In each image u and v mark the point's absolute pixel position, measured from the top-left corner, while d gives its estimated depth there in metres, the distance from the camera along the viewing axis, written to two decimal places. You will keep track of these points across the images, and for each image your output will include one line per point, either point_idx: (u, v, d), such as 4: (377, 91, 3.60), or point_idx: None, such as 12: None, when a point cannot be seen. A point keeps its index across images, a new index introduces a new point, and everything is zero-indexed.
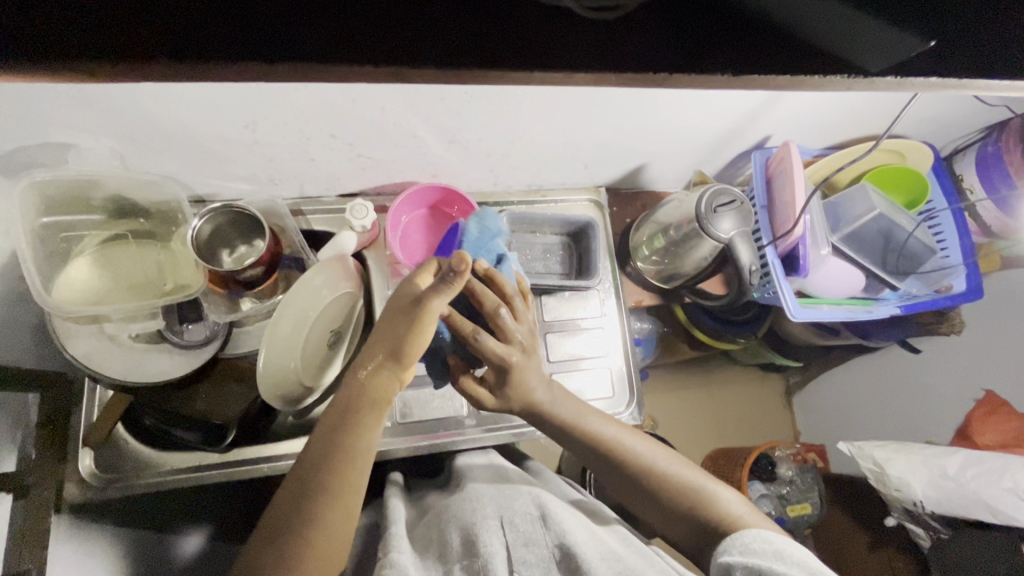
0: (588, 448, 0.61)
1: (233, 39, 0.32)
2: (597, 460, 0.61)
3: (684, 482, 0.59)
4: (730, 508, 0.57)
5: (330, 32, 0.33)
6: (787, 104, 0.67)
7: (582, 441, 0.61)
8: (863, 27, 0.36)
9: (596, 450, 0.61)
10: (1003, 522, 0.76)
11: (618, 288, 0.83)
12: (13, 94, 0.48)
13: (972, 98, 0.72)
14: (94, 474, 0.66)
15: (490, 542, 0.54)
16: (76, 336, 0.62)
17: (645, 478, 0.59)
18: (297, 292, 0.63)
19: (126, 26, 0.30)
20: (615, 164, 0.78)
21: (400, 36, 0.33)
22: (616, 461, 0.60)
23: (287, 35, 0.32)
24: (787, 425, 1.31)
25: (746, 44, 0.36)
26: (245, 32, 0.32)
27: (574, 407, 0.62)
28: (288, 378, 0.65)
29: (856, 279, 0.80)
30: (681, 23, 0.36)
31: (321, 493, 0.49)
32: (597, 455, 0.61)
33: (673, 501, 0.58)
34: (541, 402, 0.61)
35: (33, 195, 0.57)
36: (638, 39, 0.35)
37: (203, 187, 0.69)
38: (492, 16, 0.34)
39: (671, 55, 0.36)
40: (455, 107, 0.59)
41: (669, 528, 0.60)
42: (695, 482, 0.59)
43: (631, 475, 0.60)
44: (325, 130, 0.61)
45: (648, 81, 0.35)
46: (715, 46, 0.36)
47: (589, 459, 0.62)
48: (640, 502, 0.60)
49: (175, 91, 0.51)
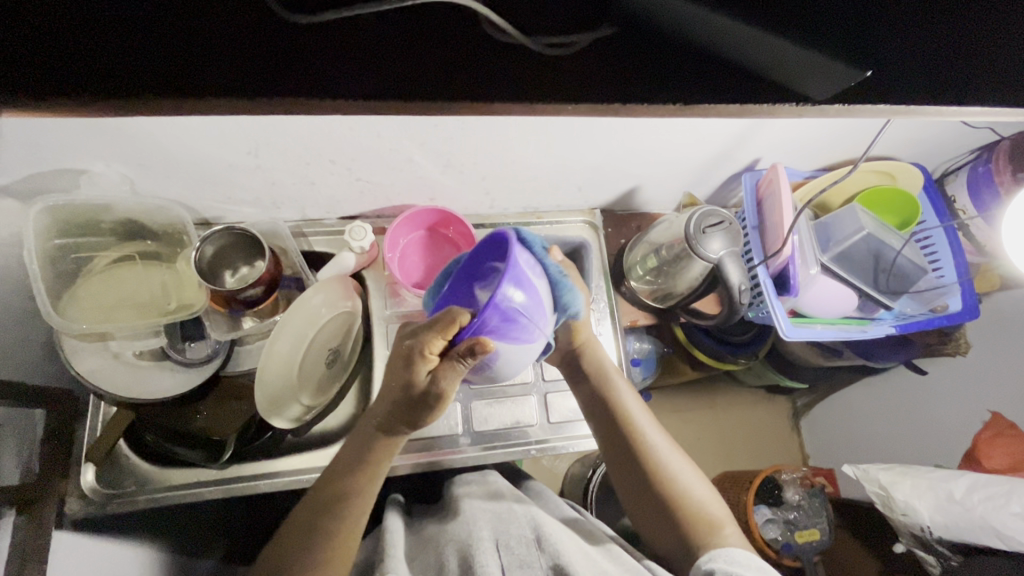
0: (611, 414, 0.64)
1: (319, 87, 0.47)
2: (615, 431, 0.64)
3: (677, 477, 0.60)
4: (721, 523, 0.57)
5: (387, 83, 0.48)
6: (773, 129, 0.68)
7: (608, 406, 0.64)
8: (805, 62, 0.49)
9: (615, 418, 0.64)
10: (1012, 548, 0.74)
11: (613, 306, 0.83)
12: (34, 125, 0.51)
13: (959, 121, 0.73)
14: (95, 490, 0.67)
15: (487, 561, 0.53)
16: (83, 352, 0.65)
17: (646, 456, 0.61)
18: (293, 312, 0.66)
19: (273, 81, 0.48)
20: (609, 187, 0.80)
21: (430, 88, 0.48)
22: (630, 440, 0.62)
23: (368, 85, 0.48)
24: (795, 450, 1.29)
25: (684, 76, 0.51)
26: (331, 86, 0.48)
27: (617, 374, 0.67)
28: (283, 399, 0.68)
29: (848, 299, 0.81)
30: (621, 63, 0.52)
31: (344, 509, 0.54)
32: (616, 425, 0.63)
33: (672, 506, 0.58)
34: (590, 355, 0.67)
35: (47, 220, 0.60)
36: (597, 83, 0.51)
37: (208, 211, 0.72)
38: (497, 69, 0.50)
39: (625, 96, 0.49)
40: (448, 135, 0.62)
41: (651, 528, 0.60)
42: (693, 487, 0.60)
43: (635, 449, 0.62)
44: (324, 156, 0.64)
45: (612, 112, 0.46)
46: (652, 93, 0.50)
47: (608, 428, 0.64)
48: (626, 485, 0.62)
49: (184, 123, 0.54)
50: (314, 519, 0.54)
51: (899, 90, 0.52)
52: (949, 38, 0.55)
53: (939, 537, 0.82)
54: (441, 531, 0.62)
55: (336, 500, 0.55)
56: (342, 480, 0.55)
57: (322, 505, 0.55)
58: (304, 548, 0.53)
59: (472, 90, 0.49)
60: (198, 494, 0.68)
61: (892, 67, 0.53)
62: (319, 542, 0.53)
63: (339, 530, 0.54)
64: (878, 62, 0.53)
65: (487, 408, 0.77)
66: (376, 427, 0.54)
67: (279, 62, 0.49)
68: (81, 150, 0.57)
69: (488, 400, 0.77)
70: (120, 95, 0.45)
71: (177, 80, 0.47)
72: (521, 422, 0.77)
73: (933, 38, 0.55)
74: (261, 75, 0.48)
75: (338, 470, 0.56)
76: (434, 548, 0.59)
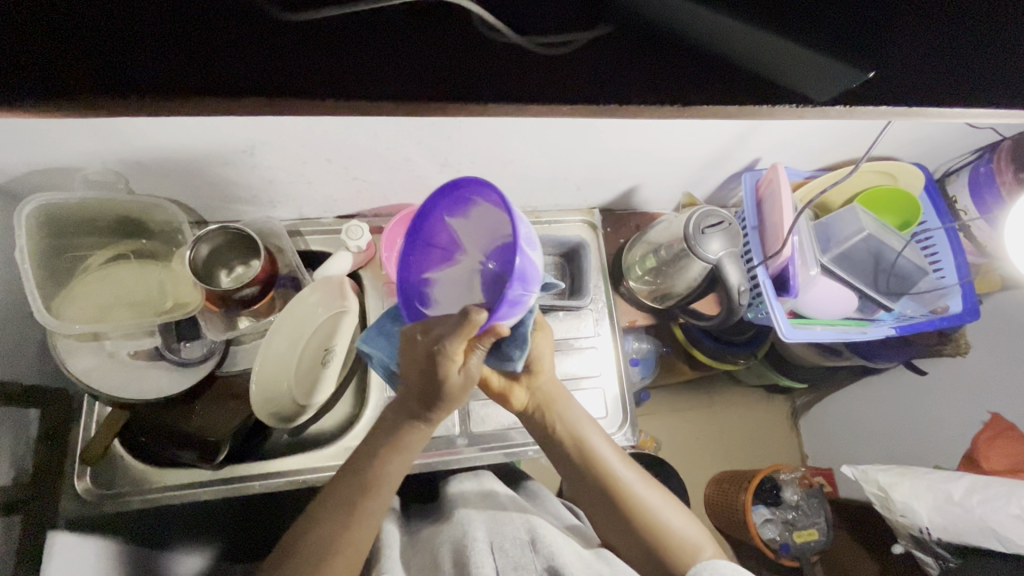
0: (578, 460, 0.61)
1: (314, 84, 0.47)
2: (585, 477, 0.61)
3: (652, 511, 0.58)
4: (701, 548, 0.56)
5: (383, 82, 0.48)
6: (774, 128, 0.67)
7: (574, 452, 0.62)
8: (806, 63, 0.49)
9: (584, 463, 0.61)
10: (1011, 550, 0.74)
11: (612, 307, 0.83)
12: (26, 123, 0.51)
13: (961, 121, 0.72)
14: (89, 492, 0.66)
15: (482, 563, 0.53)
16: (77, 352, 0.64)
17: (617, 497, 0.59)
18: (287, 314, 0.67)
19: (267, 81, 0.47)
20: (608, 186, 0.79)
21: (425, 86, 0.48)
22: (601, 483, 0.60)
23: (363, 84, 0.48)
24: (794, 450, 1.28)
25: (680, 75, 0.51)
26: (326, 84, 0.47)
27: (584, 417, 0.63)
28: (280, 398, 0.68)
29: (848, 300, 0.80)
30: (618, 60, 0.51)
31: (331, 519, 0.54)
32: (586, 470, 0.61)
33: (654, 545, 0.56)
34: (547, 403, 0.63)
35: (40, 218, 0.59)
36: (591, 81, 0.50)
37: (203, 209, 0.71)
38: (493, 70, 0.50)
39: (623, 96, 0.49)
40: (445, 134, 0.61)
41: (627, 557, 0.59)
42: (675, 520, 0.58)
43: (606, 491, 0.59)
44: (320, 155, 0.63)
45: (609, 113, 0.46)
46: (649, 95, 0.50)
47: (578, 473, 0.62)
48: (601, 522, 0.60)
49: (177, 121, 0.54)
50: (310, 518, 0.54)
51: (900, 92, 0.52)
52: (951, 37, 0.55)
53: (938, 538, 0.82)
54: (437, 532, 0.61)
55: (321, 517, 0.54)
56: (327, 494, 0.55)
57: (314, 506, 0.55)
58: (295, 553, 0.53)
59: (469, 90, 0.48)
60: (194, 495, 0.67)
61: (895, 66, 0.53)
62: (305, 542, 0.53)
63: (328, 527, 0.53)
64: (881, 61, 0.52)
65: (485, 409, 0.76)
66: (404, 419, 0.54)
67: (274, 60, 0.48)
68: (74, 148, 0.56)
69: (485, 400, 0.76)
70: (112, 94, 0.44)
71: (173, 78, 0.47)
72: (519, 422, 0.76)
73: (936, 38, 0.54)
74: (256, 72, 0.48)
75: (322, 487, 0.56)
76: (431, 549, 0.59)
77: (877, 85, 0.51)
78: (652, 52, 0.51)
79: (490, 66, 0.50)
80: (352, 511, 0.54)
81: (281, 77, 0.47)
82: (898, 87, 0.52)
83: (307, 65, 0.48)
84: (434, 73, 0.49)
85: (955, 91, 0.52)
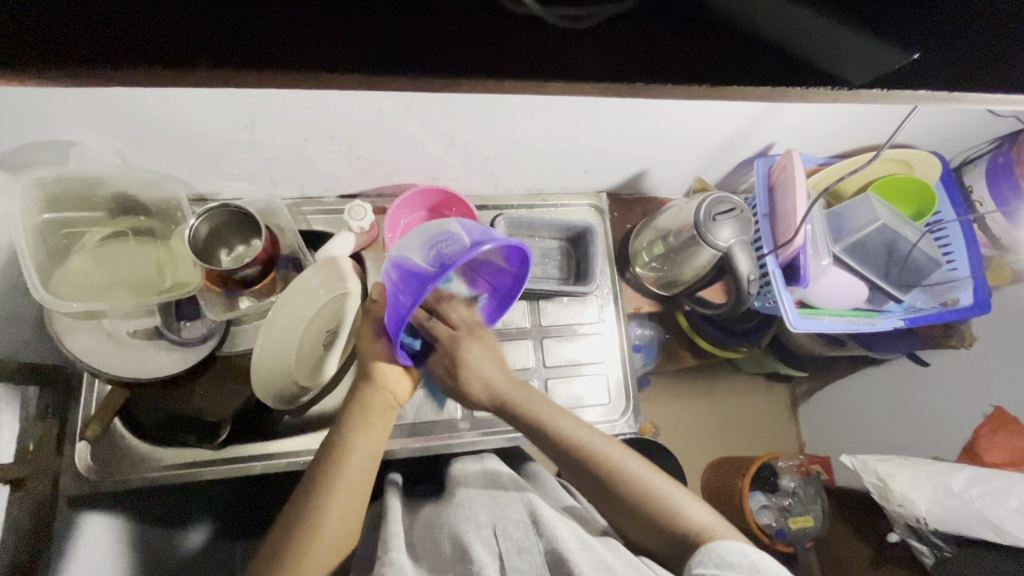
0: (571, 459, 0.57)
1: (302, 44, 0.43)
2: (584, 477, 0.57)
3: (662, 496, 0.54)
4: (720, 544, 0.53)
5: (384, 50, 0.44)
6: (789, 113, 0.66)
7: (557, 447, 0.58)
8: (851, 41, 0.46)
9: (579, 461, 0.56)
10: (1009, 542, 0.73)
11: (617, 293, 0.82)
12: (17, 93, 0.49)
13: (983, 109, 0.70)
14: (90, 468, 0.67)
15: (482, 551, 0.51)
16: (76, 332, 0.62)
17: (619, 488, 0.55)
18: (294, 291, 0.65)
19: (258, 43, 0.43)
20: (616, 169, 0.77)
21: (433, 56, 0.44)
22: (602, 478, 0.56)
23: (365, 51, 0.43)
24: (791, 437, 1.29)
25: (706, 54, 0.48)
26: (315, 44, 0.43)
27: (543, 406, 0.60)
28: (282, 376, 0.67)
29: (858, 289, 0.79)
30: (639, 34, 0.48)
31: (322, 505, 0.52)
32: (581, 468, 0.56)
33: (673, 536, 0.52)
34: (514, 401, 0.60)
35: (36, 192, 0.58)
36: (610, 59, 0.47)
37: (204, 185, 0.70)
38: (509, 42, 0.46)
39: (642, 76, 0.46)
40: (453, 111, 0.59)
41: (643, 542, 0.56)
42: (687, 503, 0.54)
43: (609, 487, 0.55)
44: (323, 131, 0.61)
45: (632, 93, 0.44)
46: (671, 76, 0.47)
47: (574, 473, 0.57)
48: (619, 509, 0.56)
49: (173, 94, 0.52)
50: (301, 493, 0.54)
51: (931, 73, 0.49)
52: (988, 17, 0.52)
53: (936, 528, 0.81)
54: (436, 515, 0.61)
55: (323, 502, 0.52)
56: (343, 461, 0.55)
57: (310, 483, 0.54)
58: (279, 536, 0.52)
59: (478, 61, 0.45)
60: (195, 476, 0.68)
61: (933, 47, 0.50)
62: (307, 510, 0.52)
63: (324, 520, 0.52)
64: (922, 42, 0.50)
65: None
66: (370, 403, 0.59)
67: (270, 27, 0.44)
68: (69, 121, 0.54)
69: None
70: (91, 54, 0.40)
71: (148, 28, 0.41)
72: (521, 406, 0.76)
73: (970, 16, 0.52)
74: (240, 28, 0.43)
75: (336, 450, 0.56)
76: (429, 533, 0.58)
77: (917, 70, 0.49)
78: (677, 31, 0.49)
79: (506, 35, 0.46)
80: (364, 488, 0.55)
81: (270, 37, 0.43)
82: (932, 73, 0.49)
83: (304, 25, 0.43)
84: (446, 49, 0.45)
85: (993, 71, 0.49)
